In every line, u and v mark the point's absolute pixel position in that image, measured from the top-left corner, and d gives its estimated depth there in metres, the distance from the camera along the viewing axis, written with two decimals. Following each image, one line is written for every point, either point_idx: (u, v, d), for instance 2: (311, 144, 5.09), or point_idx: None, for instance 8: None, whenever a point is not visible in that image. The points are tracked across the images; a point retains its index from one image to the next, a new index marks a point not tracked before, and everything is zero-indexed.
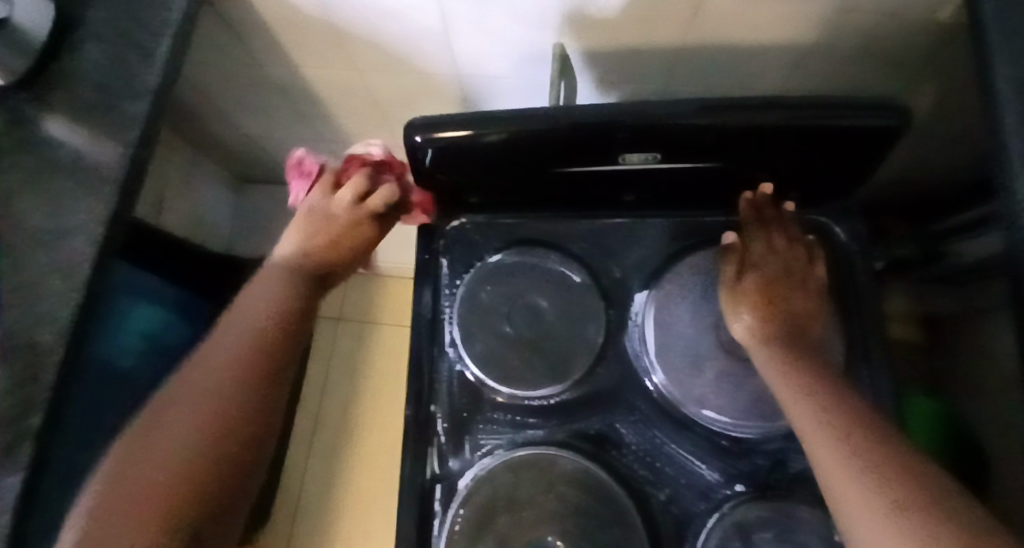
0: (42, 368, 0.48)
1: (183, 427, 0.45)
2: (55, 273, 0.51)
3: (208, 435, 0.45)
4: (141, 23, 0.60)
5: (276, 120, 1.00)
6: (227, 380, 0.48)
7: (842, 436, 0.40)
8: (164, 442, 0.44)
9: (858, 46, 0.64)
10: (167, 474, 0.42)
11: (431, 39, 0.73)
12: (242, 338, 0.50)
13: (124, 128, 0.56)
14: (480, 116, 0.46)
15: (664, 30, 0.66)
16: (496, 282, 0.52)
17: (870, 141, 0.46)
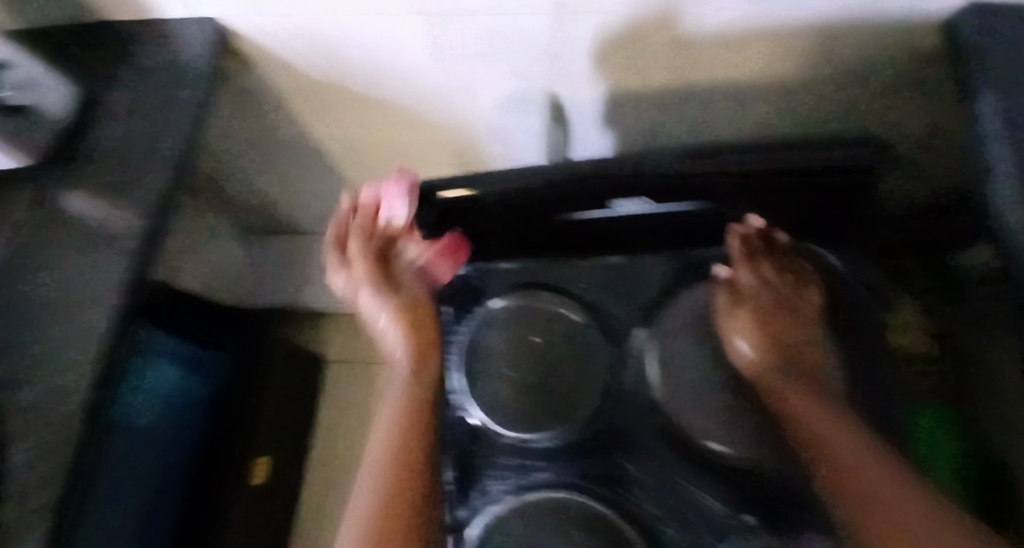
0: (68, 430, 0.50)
1: (389, 468, 0.48)
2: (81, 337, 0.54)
3: (398, 473, 0.47)
4: (162, 102, 0.65)
5: (289, 178, 1.04)
6: (393, 445, 0.49)
7: (862, 462, 0.42)
8: (371, 495, 0.47)
9: (844, 79, 0.66)
10: (379, 509, 0.45)
11: (432, 97, 0.77)
12: (401, 383, 0.53)
13: (145, 199, 0.60)
14: (501, 175, 0.53)
15: (654, 74, 0.69)
16: (497, 327, 0.55)
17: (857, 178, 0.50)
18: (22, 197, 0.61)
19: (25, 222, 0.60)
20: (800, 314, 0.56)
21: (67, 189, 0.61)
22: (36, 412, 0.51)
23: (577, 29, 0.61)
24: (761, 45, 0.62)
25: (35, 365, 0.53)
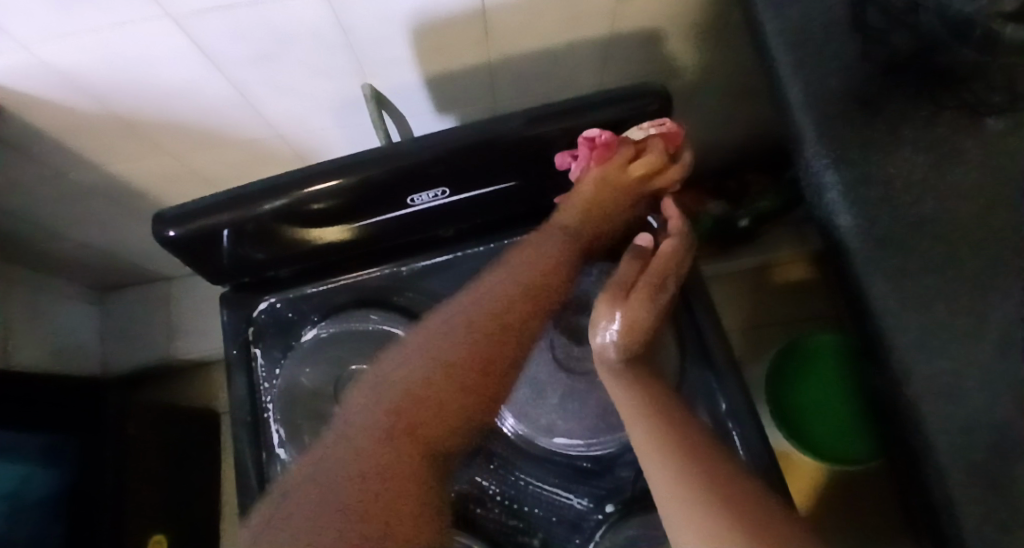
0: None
1: (439, 385, 0.46)
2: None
3: (434, 406, 0.46)
4: None
5: (113, 224, 0.92)
6: (465, 368, 0.47)
7: (640, 416, 0.42)
8: (403, 389, 0.46)
9: (654, 31, 0.65)
10: (402, 426, 0.45)
11: (235, 107, 0.68)
12: (487, 328, 0.48)
13: None
14: (297, 178, 0.48)
15: (464, 50, 0.64)
16: (314, 362, 0.56)
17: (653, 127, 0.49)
18: None
19: None
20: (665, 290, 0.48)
21: None
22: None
23: (358, 11, 0.55)
24: (562, 4, 0.58)
25: None
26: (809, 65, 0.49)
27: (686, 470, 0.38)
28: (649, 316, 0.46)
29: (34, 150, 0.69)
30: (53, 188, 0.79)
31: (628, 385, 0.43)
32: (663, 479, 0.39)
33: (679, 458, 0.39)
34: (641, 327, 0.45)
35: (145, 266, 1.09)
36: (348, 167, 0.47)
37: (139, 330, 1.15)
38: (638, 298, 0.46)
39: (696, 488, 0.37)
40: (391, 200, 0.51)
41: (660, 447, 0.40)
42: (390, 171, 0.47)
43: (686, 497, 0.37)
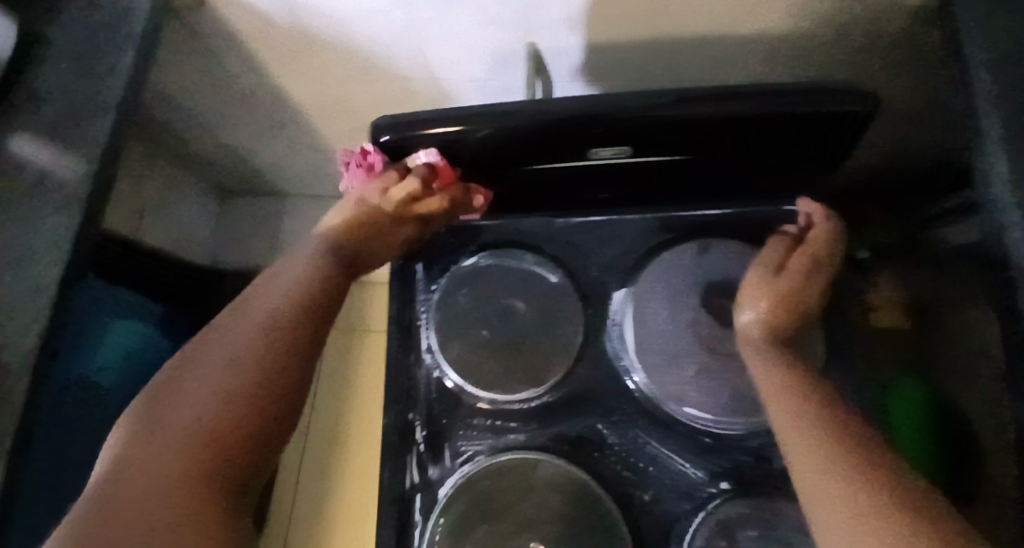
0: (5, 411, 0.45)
1: (233, 380, 0.40)
2: (16, 308, 0.49)
3: (269, 382, 0.40)
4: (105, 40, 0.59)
5: (253, 133, 0.97)
6: (260, 352, 0.41)
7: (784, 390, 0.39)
8: (243, 374, 0.40)
9: (832, 36, 0.63)
10: (228, 417, 0.38)
11: (400, 46, 0.70)
12: (263, 317, 0.43)
13: (88, 146, 0.55)
14: (427, 115, 0.43)
15: (635, 23, 0.64)
16: (472, 284, 0.49)
17: (831, 125, 0.42)
18: None
19: None
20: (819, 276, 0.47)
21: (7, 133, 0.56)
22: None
23: None
24: None
25: None
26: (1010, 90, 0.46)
27: (822, 444, 0.35)
28: (801, 296, 0.45)
29: (217, 48, 0.74)
30: (218, 89, 0.84)
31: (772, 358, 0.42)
32: (806, 452, 0.36)
33: (810, 429, 0.36)
34: (792, 302, 0.44)
35: (265, 177, 1.16)
36: (473, 114, 0.42)
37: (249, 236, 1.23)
38: (791, 274, 0.45)
39: (835, 462, 0.34)
40: (572, 148, 0.46)
41: (796, 419, 0.37)
42: (527, 127, 0.42)
43: (823, 470, 0.34)
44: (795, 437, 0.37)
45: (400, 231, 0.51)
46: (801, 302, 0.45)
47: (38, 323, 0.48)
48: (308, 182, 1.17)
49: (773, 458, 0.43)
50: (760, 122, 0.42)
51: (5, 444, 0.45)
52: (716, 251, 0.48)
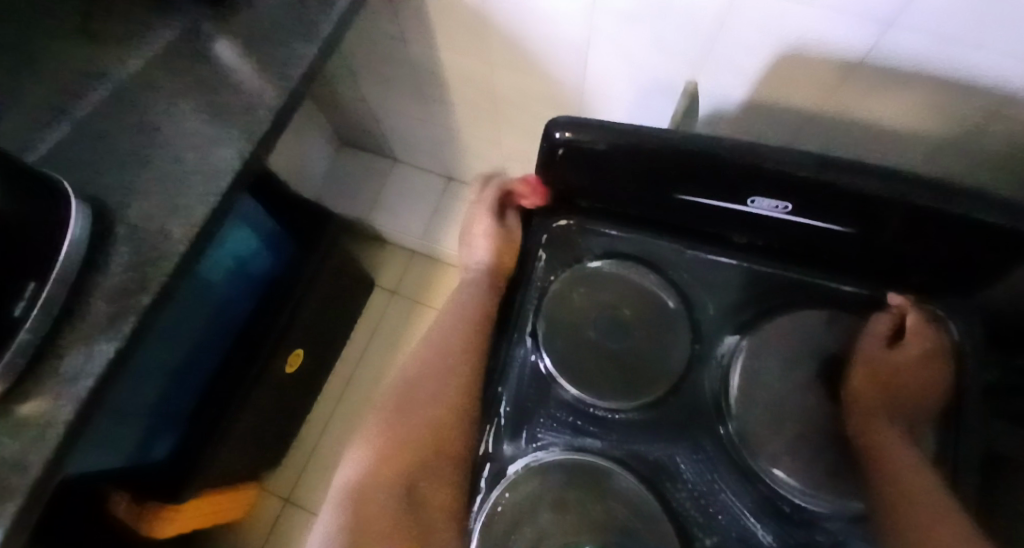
0: (151, 273, 0.49)
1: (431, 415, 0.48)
2: (183, 184, 0.53)
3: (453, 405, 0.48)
4: None
5: (396, 97, 1.02)
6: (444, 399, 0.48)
7: (912, 470, 0.42)
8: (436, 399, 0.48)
9: (1002, 156, 0.62)
10: (419, 444, 0.47)
11: (569, 51, 0.73)
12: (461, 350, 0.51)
13: (285, 62, 0.58)
14: (589, 124, 0.47)
15: (806, 91, 0.64)
16: (591, 286, 0.51)
17: (990, 235, 0.42)
18: (174, 31, 0.61)
19: (163, 51, 0.59)
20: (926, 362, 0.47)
21: (217, 32, 0.61)
22: (129, 239, 0.50)
23: (746, 17, 0.57)
24: (941, 89, 0.56)
25: (132, 198, 0.52)
26: None
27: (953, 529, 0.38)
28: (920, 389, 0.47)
29: (405, 10, 0.77)
30: (387, 47, 0.88)
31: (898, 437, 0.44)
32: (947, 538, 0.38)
33: (944, 509, 0.39)
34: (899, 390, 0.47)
35: (385, 139, 1.22)
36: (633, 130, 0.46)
37: (356, 187, 1.30)
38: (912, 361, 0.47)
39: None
40: (730, 189, 0.47)
41: (935, 501, 0.40)
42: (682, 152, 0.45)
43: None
44: (929, 517, 0.39)
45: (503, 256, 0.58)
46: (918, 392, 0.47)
47: (198, 203, 0.52)
48: (422, 154, 1.22)
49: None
50: (934, 216, 0.42)
51: (143, 301, 0.48)
52: (841, 326, 0.48)
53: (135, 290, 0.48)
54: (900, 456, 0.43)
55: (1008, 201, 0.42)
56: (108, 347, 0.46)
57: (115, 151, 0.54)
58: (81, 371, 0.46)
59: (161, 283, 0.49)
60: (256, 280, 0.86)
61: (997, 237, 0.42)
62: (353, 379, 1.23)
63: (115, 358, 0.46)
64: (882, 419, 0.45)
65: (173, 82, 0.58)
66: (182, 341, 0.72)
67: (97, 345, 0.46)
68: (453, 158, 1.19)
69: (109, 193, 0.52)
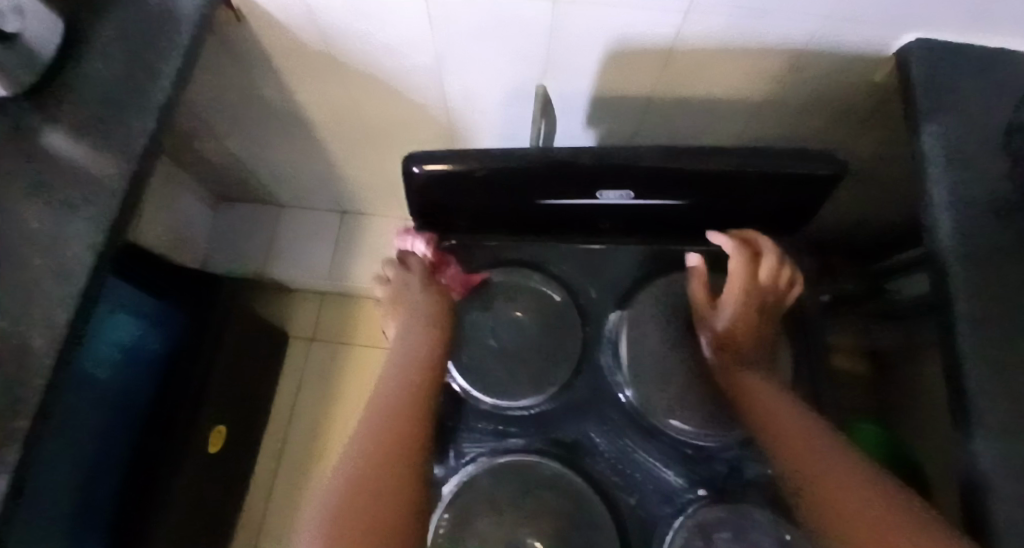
0: (23, 395, 0.46)
1: (390, 428, 0.44)
2: (37, 292, 0.49)
3: (411, 414, 0.45)
4: (148, 37, 0.60)
5: (266, 145, 1.00)
6: (402, 409, 0.45)
7: (772, 397, 0.47)
8: (394, 409, 0.45)
9: (810, 101, 0.71)
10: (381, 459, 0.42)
11: (424, 74, 0.76)
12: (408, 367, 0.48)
13: (127, 144, 0.55)
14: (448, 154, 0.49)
15: (639, 78, 0.70)
16: (482, 299, 0.54)
17: (812, 187, 0.49)
18: None
19: None
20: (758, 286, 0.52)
21: (39, 122, 0.56)
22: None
23: (576, 20, 0.62)
24: (745, 57, 0.65)
25: None
26: (953, 168, 0.55)
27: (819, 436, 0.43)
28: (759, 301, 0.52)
29: (250, 62, 0.76)
30: (241, 99, 0.86)
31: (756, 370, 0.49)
32: (819, 445, 0.43)
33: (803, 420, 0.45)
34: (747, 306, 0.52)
35: (266, 187, 1.18)
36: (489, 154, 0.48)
37: (247, 240, 1.25)
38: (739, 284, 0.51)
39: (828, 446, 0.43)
40: (585, 187, 0.50)
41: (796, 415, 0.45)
42: (536, 169, 0.48)
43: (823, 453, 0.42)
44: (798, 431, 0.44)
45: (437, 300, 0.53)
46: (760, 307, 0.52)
47: (59, 310, 0.49)
48: (307, 193, 1.20)
49: (745, 468, 0.48)
50: (764, 180, 0.48)
51: (18, 427, 0.45)
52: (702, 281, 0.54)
53: (6, 417, 0.45)
54: (762, 391, 0.47)
55: (827, 153, 0.47)
56: None
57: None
58: None
59: (36, 402, 0.46)
60: (148, 362, 0.82)
61: (818, 187, 0.49)
62: (288, 437, 1.19)
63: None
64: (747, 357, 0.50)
65: (2, 185, 0.54)
66: (81, 449, 0.68)
67: None
68: (341, 193, 1.18)
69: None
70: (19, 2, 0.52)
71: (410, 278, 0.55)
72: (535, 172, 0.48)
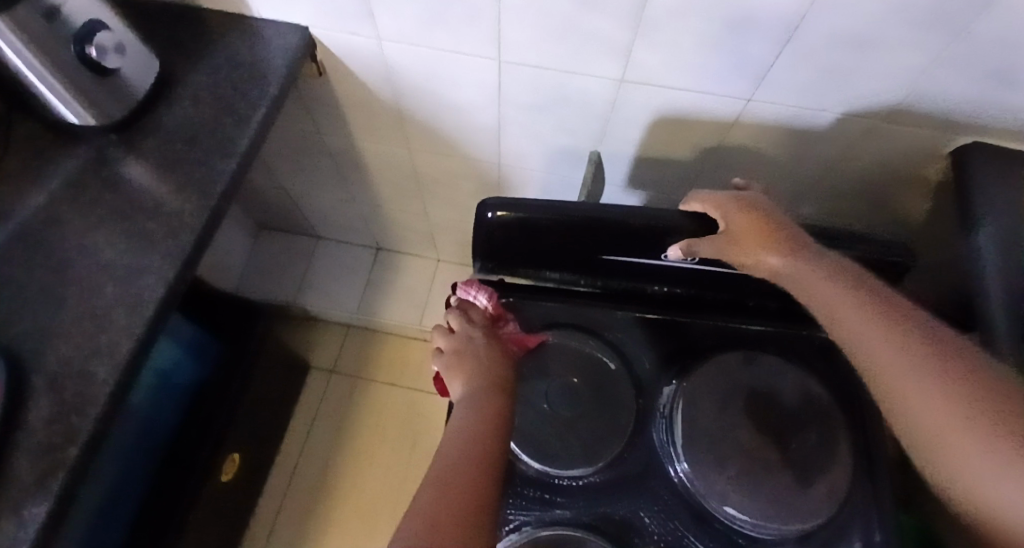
0: (81, 421, 0.46)
1: (456, 474, 0.41)
2: (106, 320, 0.51)
3: (476, 462, 0.43)
4: (234, 82, 0.63)
5: (315, 183, 1.03)
6: (468, 454, 0.43)
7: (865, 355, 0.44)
8: (460, 452, 0.43)
9: (859, 188, 0.73)
10: (450, 506, 0.39)
11: (483, 133, 0.78)
12: (475, 411, 0.46)
13: (209, 181, 0.58)
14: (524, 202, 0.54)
15: (689, 150, 0.72)
16: (538, 360, 0.54)
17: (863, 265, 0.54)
18: (75, 157, 0.59)
19: (69, 181, 0.57)
20: (794, 237, 0.49)
21: (126, 156, 0.59)
22: (51, 388, 0.48)
23: (636, 98, 0.64)
24: (799, 140, 0.67)
25: (50, 345, 0.49)
26: (1008, 265, 0.54)
27: (948, 389, 0.38)
28: (783, 220, 0.50)
29: (317, 109, 0.80)
30: (300, 140, 0.89)
31: (861, 312, 0.44)
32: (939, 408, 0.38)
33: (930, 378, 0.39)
34: (792, 237, 0.49)
35: (306, 221, 1.21)
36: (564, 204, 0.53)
37: (281, 270, 1.27)
38: (746, 216, 0.50)
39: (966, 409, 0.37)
40: (647, 247, 0.55)
41: (914, 378, 0.40)
42: (605, 221, 0.53)
43: (949, 414, 0.38)
44: (920, 401, 0.39)
45: (501, 364, 0.51)
46: (787, 228, 0.49)
47: (126, 338, 0.50)
48: (345, 229, 1.22)
49: None
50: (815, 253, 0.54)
51: (74, 453, 0.45)
52: (758, 363, 0.53)
53: (65, 442, 0.46)
54: (869, 345, 0.43)
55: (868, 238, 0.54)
56: (43, 509, 0.43)
57: (22, 295, 0.51)
58: (14, 541, 0.42)
59: (93, 430, 0.46)
60: (180, 391, 0.80)
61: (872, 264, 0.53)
62: (299, 472, 1.17)
63: (50, 520, 0.43)
64: (845, 303, 0.45)
65: (83, 213, 0.56)
66: (110, 476, 0.66)
67: (30, 509, 0.43)
68: (378, 232, 1.21)
69: (22, 341, 0.49)
70: (120, 41, 0.56)
71: (472, 331, 0.54)
72: (603, 223, 0.53)
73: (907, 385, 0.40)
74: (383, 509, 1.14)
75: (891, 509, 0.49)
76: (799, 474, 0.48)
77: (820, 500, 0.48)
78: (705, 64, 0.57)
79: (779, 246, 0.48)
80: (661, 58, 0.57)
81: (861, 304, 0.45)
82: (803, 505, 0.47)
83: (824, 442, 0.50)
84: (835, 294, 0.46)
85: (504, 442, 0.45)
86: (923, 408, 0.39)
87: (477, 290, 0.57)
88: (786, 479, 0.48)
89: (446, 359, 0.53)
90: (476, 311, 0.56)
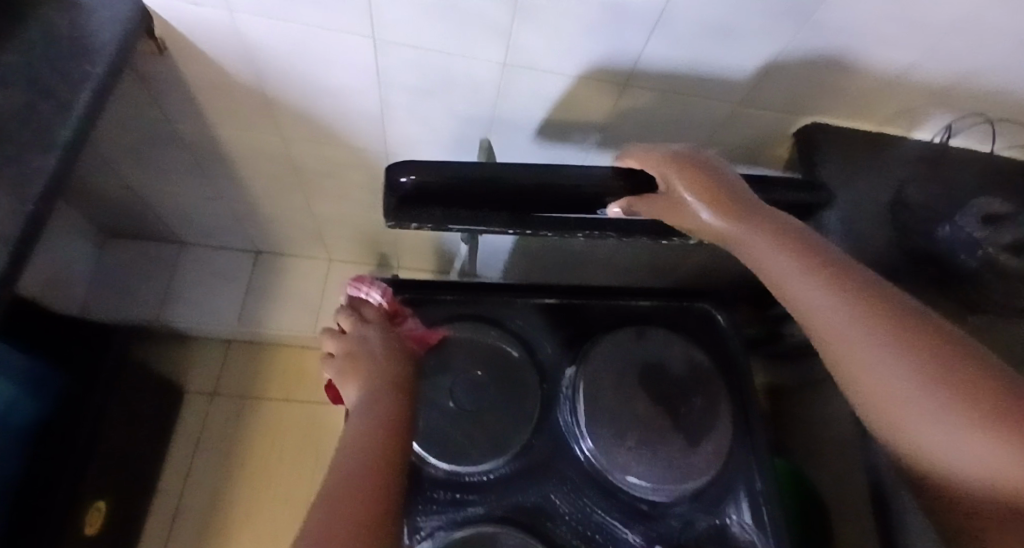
0: None
1: (352, 486, 0.38)
2: None
3: (375, 472, 0.40)
4: (53, 63, 0.53)
5: (174, 180, 0.91)
6: (366, 463, 0.40)
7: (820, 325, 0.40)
8: (357, 462, 0.40)
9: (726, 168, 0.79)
10: (345, 522, 0.36)
11: (365, 120, 0.74)
12: (373, 417, 0.43)
13: (25, 181, 0.48)
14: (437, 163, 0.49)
15: (575, 135, 0.73)
16: (440, 356, 0.52)
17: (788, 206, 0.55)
18: None
19: None
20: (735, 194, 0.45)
21: None
22: None
23: (519, 84, 0.64)
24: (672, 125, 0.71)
25: None
26: (848, 233, 0.61)
27: (910, 367, 0.35)
28: (728, 183, 0.46)
29: (167, 94, 0.71)
30: (150, 130, 0.78)
31: (810, 279, 0.40)
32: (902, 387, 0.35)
33: (891, 350, 0.36)
34: (736, 202, 0.45)
35: (167, 225, 1.08)
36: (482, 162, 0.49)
37: (141, 283, 1.12)
38: (684, 172, 0.46)
39: (930, 388, 0.34)
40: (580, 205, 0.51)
41: (874, 353, 0.36)
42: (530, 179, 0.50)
43: (910, 392, 0.34)
44: (879, 378, 0.36)
45: (399, 365, 0.48)
46: (728, 185, 0.46)
47: None
48: (216, 231, 1.11)
49: (698, 521, 0.50)
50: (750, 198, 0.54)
51: None
52: (650, 336, 0.56)
53: None
54: (821, 320, 0.39)
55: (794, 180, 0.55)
56: None
57: None
58: None
59: None
60: (12, 434, 0.66)
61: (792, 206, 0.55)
62: (182, 505, 1.06)
63: None
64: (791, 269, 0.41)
65: None
66: None
67: None
68: (256, 232, 1.11)
69: None
70: None
71: (366, 331, 0.50)
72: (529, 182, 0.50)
73: (864, 360, 0.37)
74: (283, 530, 1.06)
75: (768, 457, 0.54)
76: (693, 438, 0.52)
77: (710, 459, 0.51)
78: (587, 48, 0.58)
79: (719, 197, 0.45)
80: (542, 43, 0.58)
81: (808, 271, 0.41)
82: (697, 466, 0.51)
83: (710, 404, 0.54)
84: (781, 263, 0.42)
85: (404, 448, 0.43)
86: (882, 384, 0.36)
87: (371, 286, 0.53)
88: (681, 444, 0.51)
89: (338, 365, 0.49)
90: (371, 309, 0.52)
